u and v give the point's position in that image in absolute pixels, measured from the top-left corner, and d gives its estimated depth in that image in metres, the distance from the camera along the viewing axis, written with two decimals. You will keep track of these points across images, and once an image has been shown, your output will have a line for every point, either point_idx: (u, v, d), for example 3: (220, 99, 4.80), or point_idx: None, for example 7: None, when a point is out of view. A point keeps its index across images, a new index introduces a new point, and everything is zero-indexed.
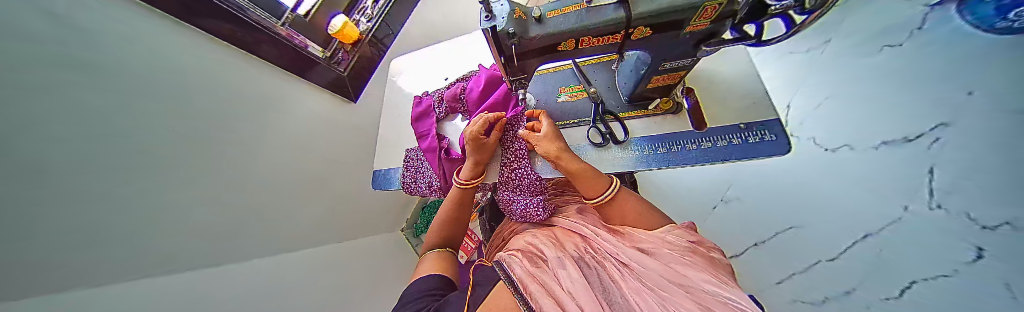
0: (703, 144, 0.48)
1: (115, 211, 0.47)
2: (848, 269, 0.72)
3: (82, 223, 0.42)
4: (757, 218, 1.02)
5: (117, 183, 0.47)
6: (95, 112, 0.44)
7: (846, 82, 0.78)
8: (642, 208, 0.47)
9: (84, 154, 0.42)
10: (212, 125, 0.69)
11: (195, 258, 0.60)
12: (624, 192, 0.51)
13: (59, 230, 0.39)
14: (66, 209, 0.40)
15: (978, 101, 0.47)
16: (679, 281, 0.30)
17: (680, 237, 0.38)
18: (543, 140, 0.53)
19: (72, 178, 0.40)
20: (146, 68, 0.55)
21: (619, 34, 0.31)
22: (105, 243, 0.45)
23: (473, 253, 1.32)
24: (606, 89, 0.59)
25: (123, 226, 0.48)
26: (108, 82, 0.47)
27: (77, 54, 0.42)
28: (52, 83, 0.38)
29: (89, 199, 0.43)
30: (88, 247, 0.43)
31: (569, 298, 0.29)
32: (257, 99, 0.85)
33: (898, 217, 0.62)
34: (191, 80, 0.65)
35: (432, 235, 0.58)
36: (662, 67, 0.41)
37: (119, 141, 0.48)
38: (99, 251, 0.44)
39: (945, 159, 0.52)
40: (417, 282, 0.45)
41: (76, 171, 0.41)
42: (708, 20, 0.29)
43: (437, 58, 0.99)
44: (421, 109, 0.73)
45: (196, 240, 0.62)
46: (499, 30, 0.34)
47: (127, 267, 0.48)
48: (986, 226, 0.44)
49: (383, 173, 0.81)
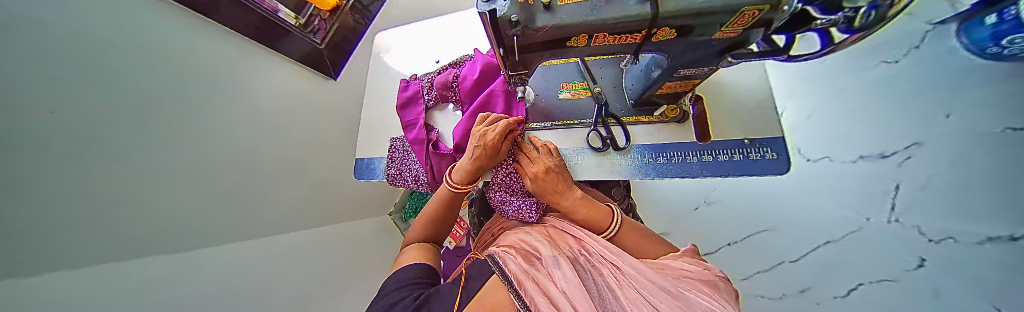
0: (704, 157, 0.47)
1: (81, 200, 0.40)
2: (806, 270, 0.80)
3: (59, 222, 0.38)
4: (732, 220, 1.07)
5: (82, 157, 0.40)
6: (68, 87, 0.39)
7: (844, 97, 0.76)
8: (645, 240, 0.47)
9: (66, 127, 0.38)
10: (186, 98, 0.60)
11: (174, 240, 0.55)
12: (626, 223, 0.49)
13: (42, 214, 0.36)
14: (51, 191, 0.36)
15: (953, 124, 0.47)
16: (671, 293, 0.29)
17: (692, 265, 0.37)
18: (546, 192, 0.48)
19: (54, 159, 0.36)
20: (106, 26, 0.47)
21: (639, 34, 0.27)
22: (87, 241, 0.41)
23: (461, 240, 1.32)
24: (611, 89, 0.54)
25: (108, 214, 0.44)
26: (62, 53, 0.39)
27: (51, 24, 0.38)
28: (24, 47, 0.33)
29: (71, 195, 0.39)
30: (58, 236, 0.38)
31: (566, 300, 0.28)
32: (239, 76, 0.76)
33: (860, 227, 0.67)
34: (161, 53, 0.56)
35: (415, 230, 0.56)
36: (676, 74, 0.37)
37: (92, 114, 0.42)
38: (80, 237, 0.41)
39: (909, 177, 0.56)
40: (399, 271, 0.43)
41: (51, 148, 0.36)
42: (740, 27, 0.25)
43: (428, 36, 0.89)
44: (407, 95, 0.67)
45: (174, 226, 0.56)
46: (500, 16, 0.27)
47: (109, 253, 0.44)
48: (932, 239, 0.50)
49: (365, 161, 0.74)
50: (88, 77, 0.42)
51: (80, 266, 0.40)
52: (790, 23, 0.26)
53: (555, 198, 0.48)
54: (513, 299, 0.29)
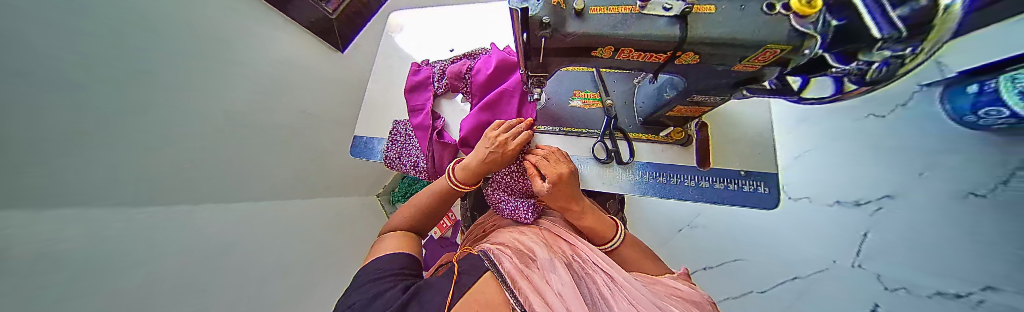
0: (701, 182, 0.49)
1: (91, 150, 0.37)
2: (778, 300, 0.84)
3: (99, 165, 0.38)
4: (709, 247, 1.03)
5: (93, 104, 0.36)
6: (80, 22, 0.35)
7: (837, 143, 0.80)
8: (644, 256, 0.47)
9: (77, 69, 0.34)
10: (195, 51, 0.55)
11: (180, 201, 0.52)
12: (629, 239, 0.51)
13: (59, 162, 0.33)
14: (61, 140, 0.33)
15: (942, 179, 0.51)
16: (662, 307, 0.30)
17: (685, 286, 0.37)
18: (558, 200, 0.47)
19: (66, 104, 0.33)
20: None
21: (665, 55, 0.27)
22: (94, 193, 0.38)
23: (447, 231, 1.31)
24: (622, 103, 0.55)
25: (117, 168, 0.41)
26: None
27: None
28: None
29: (82, 147, 0.36)
30: (70, 186, 0.34)
31: (559, 303, 0.28)
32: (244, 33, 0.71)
33: (828, 268, 0.75)
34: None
35: (401, 216, 0.55)
36: (689, 99, 0.38)
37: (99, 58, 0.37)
38: (89, 189, 0.37)
39: (882, 228, 0.63)
40: (380, 259, 0.42)
41: (69, 93, 0.33)
42: (759, 63, 0.26)
43: (444, 23, 0.89)
44: (417, 79, 0.66)
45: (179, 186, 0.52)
46: (531, 17, 0.26)
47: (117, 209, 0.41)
48: (890, 287, 0.60)
49: (364, 140, 0.72)
50: (105, 17, 0.39)
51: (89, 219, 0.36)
52: (803, 67, 0.27)
53: (566, 205, 0.48)
54: (508, 297, 0.29)
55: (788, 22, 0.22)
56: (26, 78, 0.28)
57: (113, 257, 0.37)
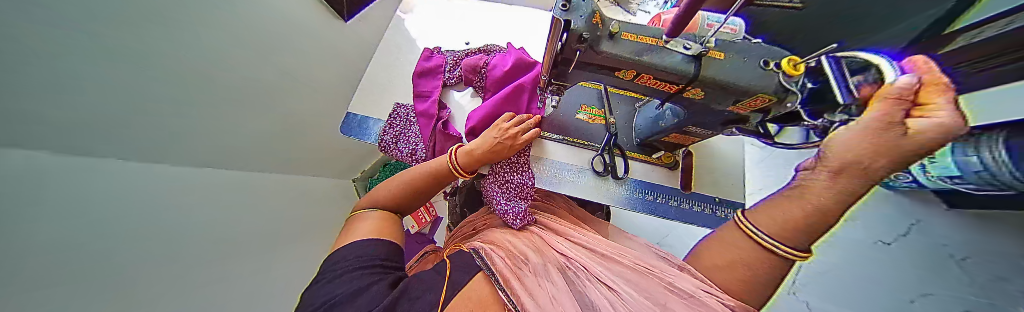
0: (683, 204, 0.55)
1: (24, 93, 0.29)
2: None
3: (53, 133, 0.35)
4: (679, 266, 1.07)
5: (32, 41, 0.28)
6: None
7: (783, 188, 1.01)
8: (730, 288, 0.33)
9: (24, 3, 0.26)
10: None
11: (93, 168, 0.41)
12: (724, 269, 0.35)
13: None
14: None
15: None
16: (665, 305, 0.31)
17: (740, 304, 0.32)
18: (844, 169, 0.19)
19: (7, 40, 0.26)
20: None
21: (677, 86, 0.31)
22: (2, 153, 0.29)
23: (425, 226, 1.26)
24: (623, 122, 0.59)
25: (36, 118, 0.32)
26: None
27: None
28: None
29: (8, 93, 0.28)
30: None
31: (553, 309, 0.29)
32: None
33: None
34: None
35: (382, 195, 0.49)
36: (685, 129, 0.43)
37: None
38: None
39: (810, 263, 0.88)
40: (353, 247, 0.37)
41: (10, 29, 0.26)
42: (750, 107, 0.31)
43: (461, 15, 0.88)
44: (429, 65, 0.65)
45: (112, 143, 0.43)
46: (573, 30, 0.27)
47: (31, 175, 0.32)
48: None
49: (357, 119, 0.67)
50: None
51: (8, 184, 0.28)
52: (783, 118, 0.32)
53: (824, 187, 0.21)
54: (502, 299, 0.30)
55: (776, 77, 0.27)
56: (15, 72, 0.28)
57: (88, 242, 0.36)
